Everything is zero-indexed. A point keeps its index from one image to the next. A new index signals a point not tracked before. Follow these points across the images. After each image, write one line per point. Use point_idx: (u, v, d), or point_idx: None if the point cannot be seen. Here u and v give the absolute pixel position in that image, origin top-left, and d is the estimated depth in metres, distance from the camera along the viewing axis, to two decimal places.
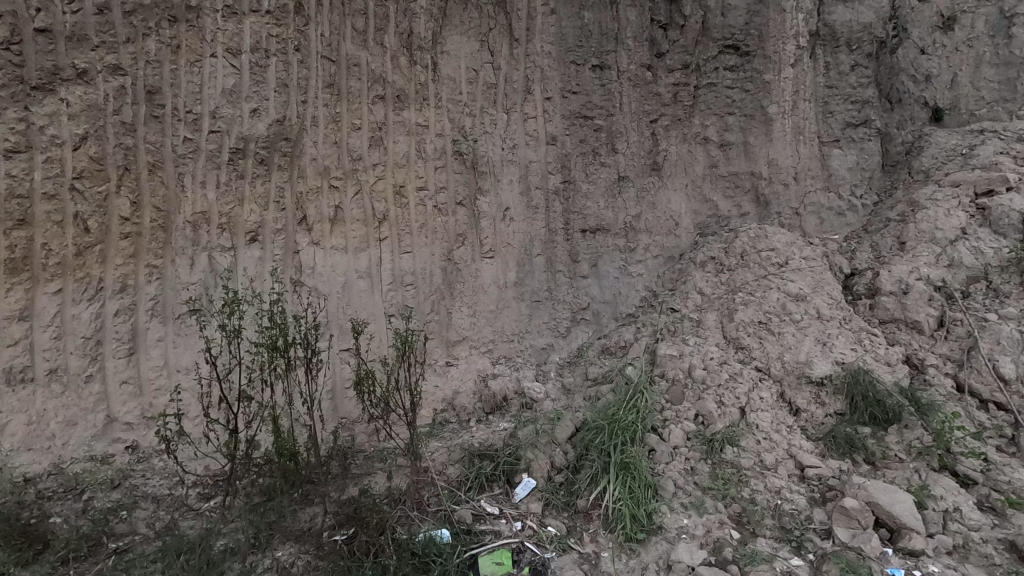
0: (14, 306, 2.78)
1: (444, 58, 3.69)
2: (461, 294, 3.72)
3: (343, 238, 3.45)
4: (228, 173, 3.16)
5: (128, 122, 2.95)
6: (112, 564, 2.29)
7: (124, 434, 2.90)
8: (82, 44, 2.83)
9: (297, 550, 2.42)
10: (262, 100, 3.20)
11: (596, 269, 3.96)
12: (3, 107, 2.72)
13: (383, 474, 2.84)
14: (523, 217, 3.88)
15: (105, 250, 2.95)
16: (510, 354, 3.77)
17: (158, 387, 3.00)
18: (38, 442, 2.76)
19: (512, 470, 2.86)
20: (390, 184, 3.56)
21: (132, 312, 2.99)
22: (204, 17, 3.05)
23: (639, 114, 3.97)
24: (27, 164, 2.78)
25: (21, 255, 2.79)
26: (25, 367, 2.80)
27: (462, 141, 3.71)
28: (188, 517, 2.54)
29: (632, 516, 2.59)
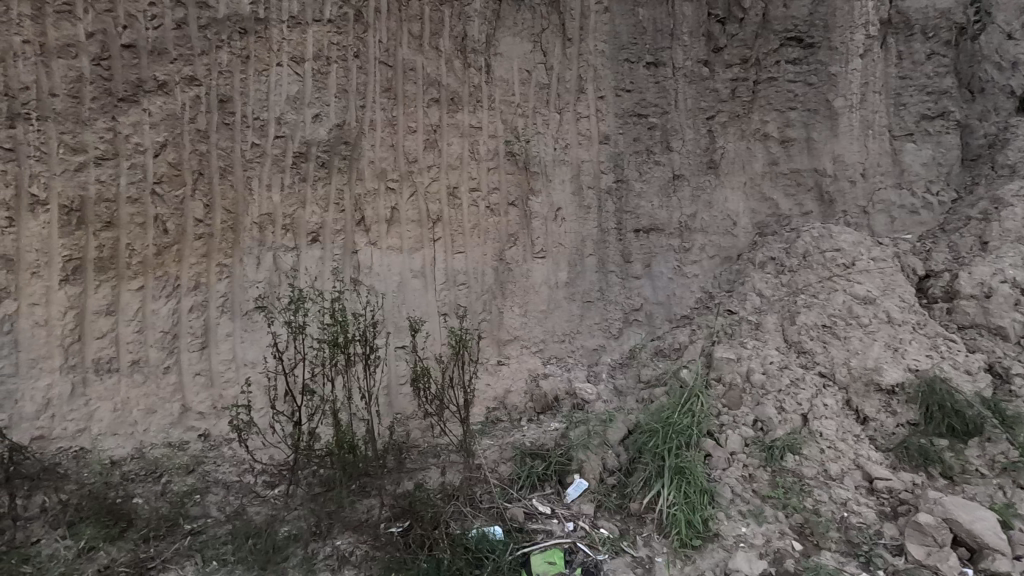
0: (101, 301, 3.00)
1: (497, 60, 3.73)
2: (513, 294, 3.75)
3: (399, 239, 3.54)
4: (292, 177, 3.31)
5: (203, 130, 3.13)
6: (188, 545, 2.44)
7: (197, 423, 3.08)
8: (162, 57, 3.03)
9: (356, 539, 2.50)
10: (323, 105, 3.33)
11: (649, 269, 3.89)
12: (94, 118, 2.94)
13: (437, 469, 2.91)
14: (575, 217, 3.86)
15: (182, 250, 3.14)
16: (561, 355, 3.77)
17: (227, 380, 3.18)
18: (121, 428, 2.96)
19: (564, 471, 2.85)
20: (444, 185, 3.63)
21: (205, 309, 3.18)
22: (271, 28, 3.21)
23: (695, 111, 3.89)
24: (114, 170, 2.99)
25: (108, 254, 3.00)
26: (111, 359, 3.01)
27: (515, 142, 3.75)
28: (254, 503, 2.68)
29: (687, 522, 2.54)
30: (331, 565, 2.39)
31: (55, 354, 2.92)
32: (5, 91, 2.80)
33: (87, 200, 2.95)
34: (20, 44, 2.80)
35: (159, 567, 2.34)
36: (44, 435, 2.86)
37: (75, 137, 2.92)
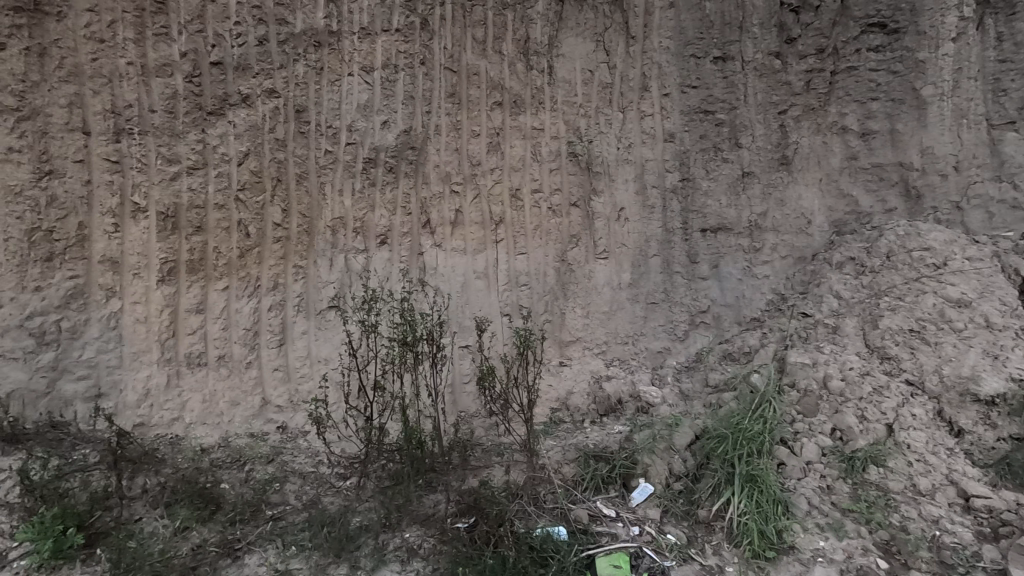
0: (192, 300, 3.23)
1: (559, 61, 3.72)
2: (575, 294, 3.74)
3: (463, 240, 3.63)
4: (362, 182, 3.45)
5: (281, 139, 3.32)
6: (269, 529, 2.58)
7: (276, 415, 3.28)
8: (245, 72, 3.24)
9: (423, 532, 2.57)
10: (391, 112, 3.46)
11: (717, 270, 3.77)
12: (186, 130, 3.18)
13: (501, 467, 2.94)
14: (639, 217, 3.79)
15: (262, 252, 3.34)
16: (624, 357, 3.72)
17: (303, 375, 3.37)
18: (210, 418, 3.20)
19: (629, 474, 2.82)
20: (506, 187, 3.68)
21: (282, 308, 3.37)
22: (344, 40, 3.37)
23: (765, 106, 3.73)
24: (204, 179, 3.23)
25: (198, 256, 3.24)
26: (200, 354, 3.25)
27: (577, 142, 3.73)
28: (328, 493, 2.81)
29: (759, 532, 2.47)
30: (400, 556, 2.47)
31: (153, 348, 3.18)
32: (111, 108, 3.09)
33: (181, 207, 3.20)
34: (125, 66, 3.08)
35: (245, 549, 2.49)
36: (144, 423, 3.12)
37: (170, 149, 3.17)
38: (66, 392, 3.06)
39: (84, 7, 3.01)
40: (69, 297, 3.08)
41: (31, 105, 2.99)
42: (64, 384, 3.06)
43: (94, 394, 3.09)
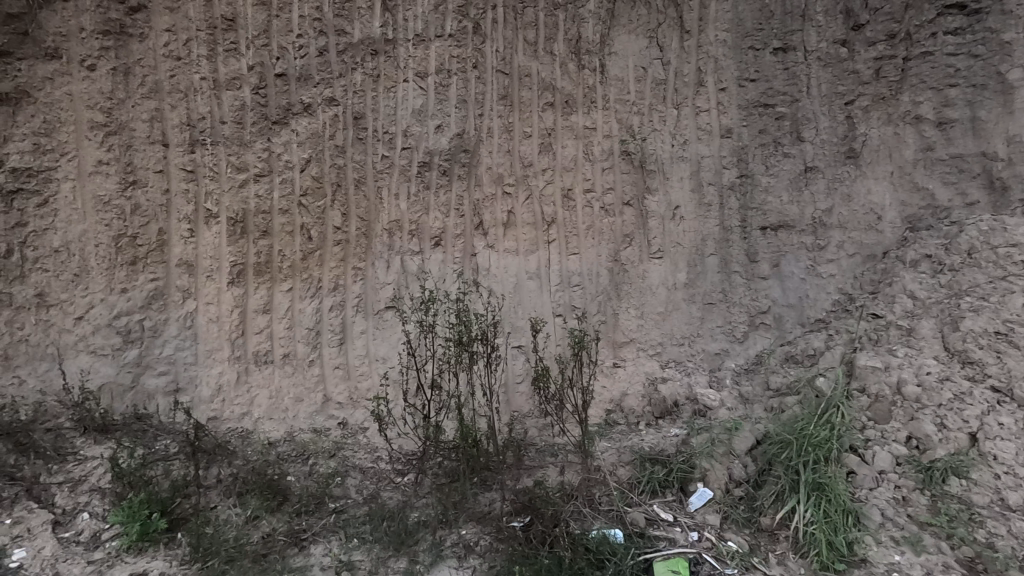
0: (259, 301, 3.40)
1: (612, 59, 3.68)
2: (629, 295, 3.69)
3: (515, 241, 3.66)
4: (417, 185, 3.54)
5: (340, 145, 3.45)
6: (333, 521, 2.68)
7: (337, 411, 3.41)
8: (307, 82, 3.39)
9: (480, 530, 2.61)
10: (445, 116, 3.54)
11: (778, 269, 3.63)
12: (253, 140, 3.36)
13: (555, 468, 2.95)
14: (695, 216, 3.70)
15: (323, 255, 3.48)
16: (680, 358, 3.64)
17: (362, 373, 3.48)
18: (276, 413, 3.36)
19: (687, 478, 2.76)
20: (559, 187, 3.68)
21: (342, 308, 3.50)
22: (399, 47, 3.47)
23: (830, 97, 3.56)
24: (269, 185, 3.39)
25: (265, 259, 3.40)
26: (267, 352, 3.41)
27: (630, 141, 3.68)
28: (388, 488, 2.89)
29: (828, 543, 2.39)
30: (457, 552, 2.52)
31: (225, 346, 3.37)
32: (187, 121, 3.29)
33: (248, 213, 3.37)
34: (198, 81, 3.29)
35: (310, 539, 2.60)
36: (217, 416, 3.31)
37: (239, 158, 3.35)
38: (148, 386, 3.28)
39: (163, 27, 3.23)
40: (151, 298, 3.31)
41: (117, 120, 3.23)
42: (147, 379, 3.28)
43: (173, 389, 3.31)
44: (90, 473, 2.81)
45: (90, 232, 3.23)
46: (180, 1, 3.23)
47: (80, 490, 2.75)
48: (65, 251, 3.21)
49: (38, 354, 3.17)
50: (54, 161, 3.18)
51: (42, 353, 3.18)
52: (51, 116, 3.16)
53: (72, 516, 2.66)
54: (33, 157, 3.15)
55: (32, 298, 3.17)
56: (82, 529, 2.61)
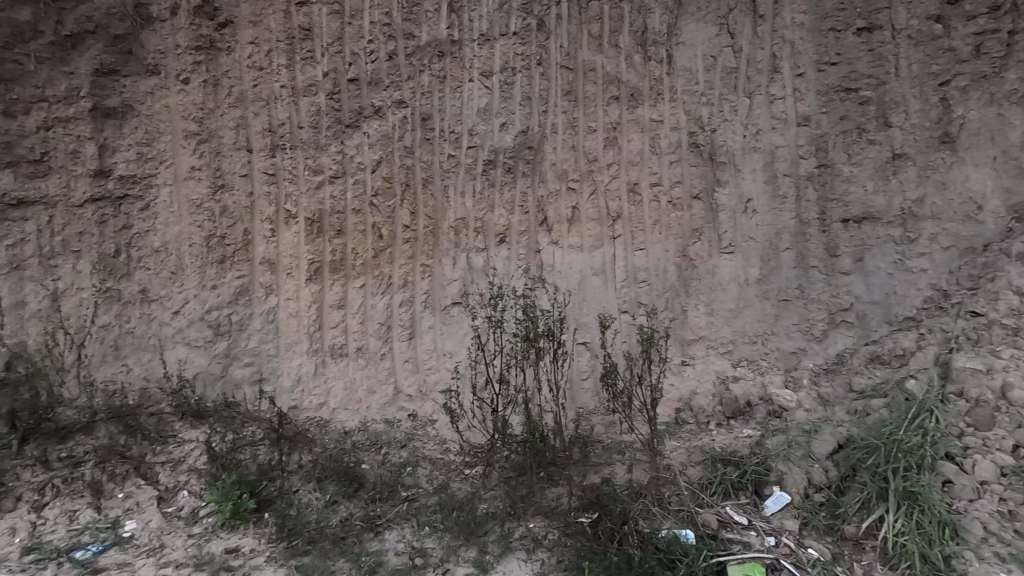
0: (335, 297, 3.57)
1: (680, 49, 3.57)
2: (697, 291, 3.59)
3: (580, 237, 3.64)
4: (483, 183, 3.60)
5: (409, 146, 3.56)
6: (405, 509, 2.77)
7: (407, 403, 3.53)
8: (378, 86, 3.52)
9: (548, 524, 2.62)
10: (509, 114, 3.58)
11: (862, 264, 3.41)
12: (328, 143, 3.52)
13: (623, 465, 2.92)
14: (769, 209, 3.54)
15: (393, 252, 3.60)
16: (752, 357, 3.50)
17: (430, 367, 3.59)
18: (351, 403, 3.52)
19: (761, 481, 2.67)
20: (624, 182, 3.62)
21: (411, 304, 3.61)
22: (465, 47, 3.54)
23: (922, 78, 3.32)
24: (343, 186, 3.54)
25: (339, 257, 3.57)
26: (341, 345, 3.58)
27: (699, 133, 3.57)
28: (456, 479, 2.97)
29: (921, 556, 2.29)
30: (526, 545, 2.54)
31: (304, 340, 3.56)
32: (269, 127, 3.50)
33: (324, 213, 3.54)
34: (279, 89, 3.49)
35: (385, 525, 2.69)
36: (297, 405, 3.50)
37: (315, 161, 3.53)
38: (236, 376, 3.52)
39: (247, 40, 3.45)
40: (238, 294, 3.54)
41: (208, 129, 3.48)
42: (235, 369, 3.53)
43: (258, 378, 3.53)
44: (187, 455, 3.05)
45: (185, 233, 3.49)
46: (262, 14, 3.44)
47: (179, 470, 2.98)
48: (164, 250, 3.49)
49: (141, 344, 3.47)
50: (154, 169, 3.47)
51: (145, 344, 3.47)
52: (151, 128, 3.45)
53: (173, 493, 2.89)
54: (137, 165, 3.44)
55: (136, 294, 3.46)
56: (183, 505, 2.83)
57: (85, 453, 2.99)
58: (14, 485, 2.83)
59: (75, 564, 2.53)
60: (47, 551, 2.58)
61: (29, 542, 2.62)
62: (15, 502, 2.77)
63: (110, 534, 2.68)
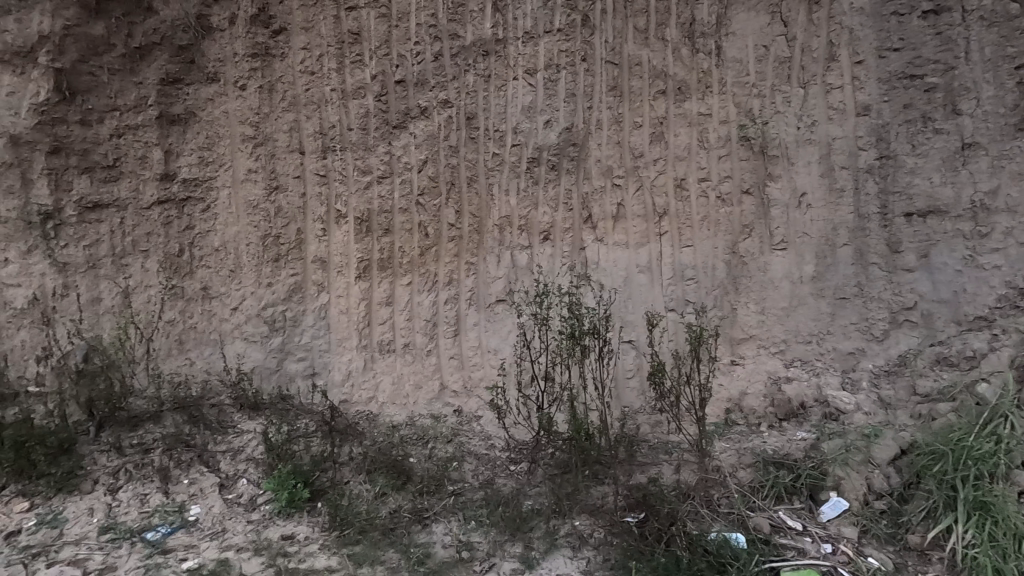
0: (383, 294, 3.66)
1: (729, 39, 3.47)
2: (747, 289, 3.48)
3: (625, 234, 3.60)
4: (527, 181, 3.61)
5: (454, 145, 3.61)
6: (452, 503, 2.81)
7: (452, 399, 3.59)
8: (424, 87, 3.58)
9: (593, 522, 2.61)
10: (554, 111, 3.57)
11: (927, 260, 3.25)
12: (376, 144, 3.61)
13: (670, 466, 2.88)
14: (825, 203, 3.40)
15: (439, 250, 3.66)
16: (806, 358, 3.38)
17: (475, 363, 3.64)
18: (398, 398, 3.60)
19: (817, 486, 2.59)
20: (670, 178, 3.55)
21: (456, 302, 3.67)
22: (509, 46, 3.56)
23: (996, 61, 3.13)
24: (391, 186, 3.63)
25: (387, 255, 3.65)
26: (389, 341, 3.66)
27: (750, 126, 3.46)
28: (501, 475, 2.99)
29: (995, 571, 2.16)
30: (571, 543, 2.54)
31: (353, 335, 3.67)
32: (320, 130, 3.62)
33: (372, 212, 3.63)
34: (330, 92, 3.60)
35: (432, 518, 2.74)
36: (347, 399, 3.61)
37: (364, 161, 3.62)
38: (290, 370, 3.66)
39: (300, 46, 3.57)
40: (291, 291, 3.68)
41: (264, 132, 3.62)
42: (289, 364, 3.67)
43: (310, 373, 3.67)
44: (246, 445, 3.20)
45: (242, 233, 3.66)
46: (314, 20, 3.55)
47: (239, 459, 3.13)
48: (223, 250, 3.66)
49: (204, 339, 3.66)
50: (214, 172, 3.64)
51: (207, 338, 3.66)
52: (211, 133, 3.62)
53: (233, 480, 3.02)
54: (198, 168, 3.63)
55: (198, 291, 3.65)
56: (242, 492, 2.96)
57: (154, 440, 3.19)
58: (91, 469, 3.02)
59: (147, 544, 2.65)
60: (122, 531, 2.71)
61: (105, 522, 2.76)
62: (92, 484, 2.95)
63: (178, 517, 2.81)
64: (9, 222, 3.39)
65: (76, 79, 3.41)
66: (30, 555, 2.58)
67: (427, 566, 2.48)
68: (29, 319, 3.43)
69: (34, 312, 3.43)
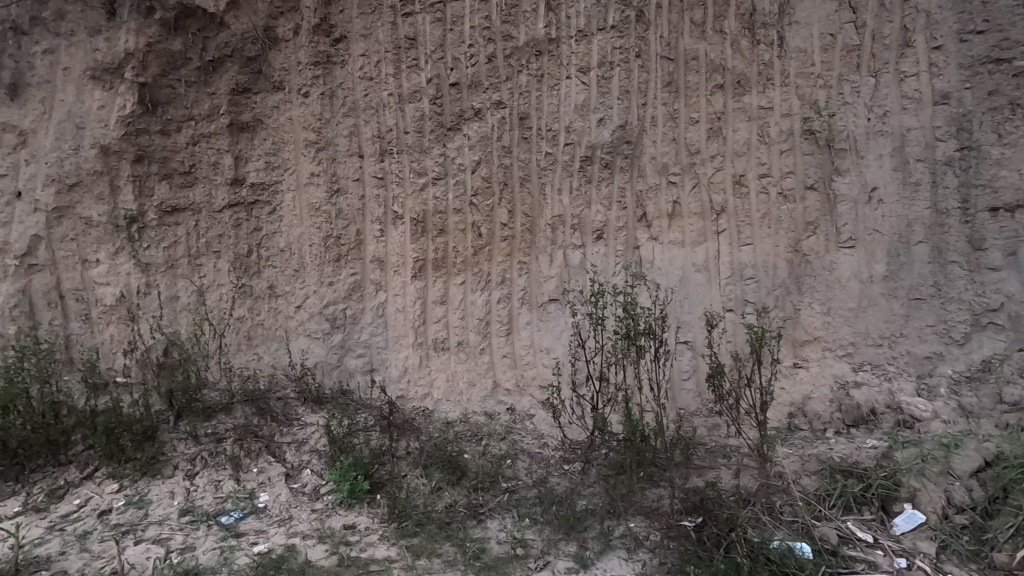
0: (437, 293, 3.74)
1: (793, 29, 3.34)
2: (812, 289, 3.34)
3: (681, 232, 3.52)
4: (580, 179, 3.60)
5: (507, 146, 3.64)
6: (507, 500, 2.85)
7: (505, 397, 3.63)
8: (477, 88, 3.63)
9: (649, 524, 2.58)
10: (607, 109, 3.54)
11: (1014, 259, 3.03)
12: (431, 146, 3.69)
13: (729, 470, 2.81)
14: (898, 198, 3.22)
15: (492, 250, 3.71)
16: (877, 361, 3.20)
17: (528, 362, 3.66)
18: (452, 395, 3.67)
19: (889, 497, 2.46)
20: (729, 174, 3.45)
21: (509, 300, 3.70)
22: (562, 45, 3.56)
23: None
24: (446, 187, 3.70)
25: (441, 255, 3.73)
26: (443, 339, 3.74)
27: (815, 118, 3.31)
28: (555, 474, 3.00)
29: None
30: (626, 544, 2.52)
31: (409, 333, 3.77)
32: (378, 134, 3.73)
33: (427, 213, 3.72)
34: (387, 97, 3.70)
35: (487, 514, 2.79)
36: (404, 395, 3.71)
37: (419, 163, 3.71)
38: (349, 366, 3.80)
39: (359, 53, 3.70)
40: (351, 290, 3.82)
41: (326, 138, 3.77)
42: (349, 360, 3.81)
43: (369, 368, 3.79)
44: (309, 437, 3.34)
45: (306, 234, 3.83)
46: (372, 28, 3.67)
47: (303, 450, 3.27)
48: (288, 250, 3.85)
49: (271, 335, 3.85)
50: (280, 176, 3.83)
51: (274, 334, 3.85)
52: (277, 139, 3.81)
53: (298, 471, 3.16)
54: (265, 173, 3.82)
55: (265, 290, 3.85)
56: (306, 482, 3.09)
57: (226, 430, 3.39)
58: (171, 455, 3.24)
59: (222, 527, 2.82)
60: (200, 514, 2.89)
61: (184, 505, 2.95)
62: (172, 469, 3.16)
63: (248, 504, 2.97)
64: (100, 225, 3.67)
65: (157, 91, 3.66)
66: (120, 532, 2.78)
67: (483, 561, 2.52)
68: (117, 315, 3.70)
69: (121, 308, 3.69)
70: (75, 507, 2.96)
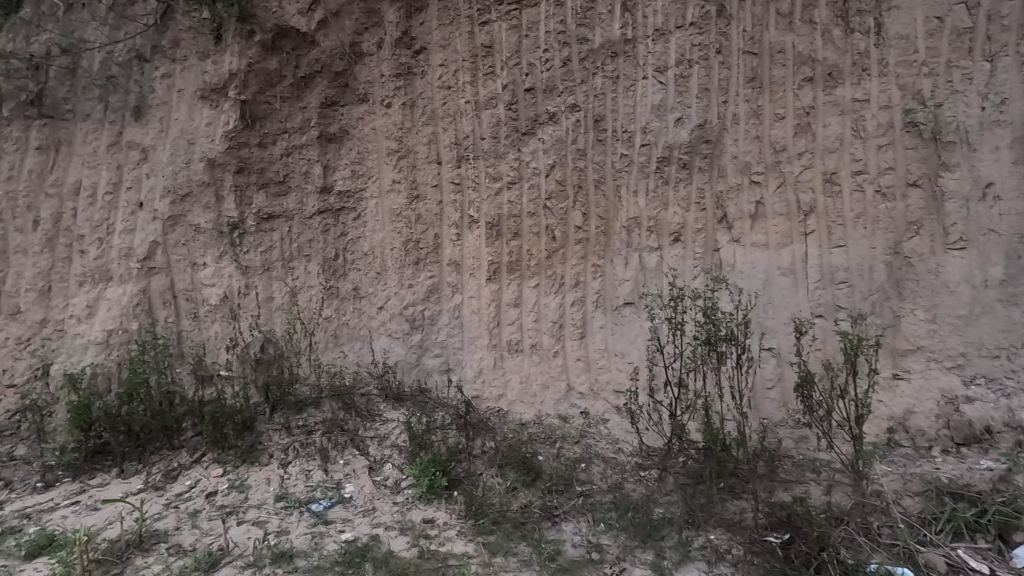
0: (512, 295, 3.80)
1: (892, 14, 3.11)
2: (915, 294, 3.08)
3: (765, 234, 3.37)
4: (656, 181, 3.53)
5: (582, 148, 3.64)
6: (581, 503, 2.84)
7: (578, 401, 3.61)
8: (552, 92, 3.66)
9: (730, 538, 2.49)
10: (685, 108, 3.45)
11: None
12: (507, 151, 3.76)
13: (819, 486, 2.65)
14: (1018, 194, 2.91)
15: (565, 253, 3.71)
16: (993, 374, 2.91)
17: (602, 366, 3.63)
18: (526, 397, 3.71)
19: (1009, 525, 2.23)
20: (819, 172, 3.26)
21: (583, 303, 3.69)
22: (639, 45, 3.51)
23: None
24: (521, 191, 3.75)
25: (516, 258, 3.79)
26: (517, 341, 3.79)
27: (919, 109, 3.06)
28: (630, 480, 2.96)
29: None
30: (707, 556, 2.44)
31: (484, 335, 3.85)
32: (456, 140, 3.85)
33: (502, 217, 3.79)
34: (464, 104, 3.81)
35: (562, 515, 2.79)
36: (478, 395, 3.79)
37: (495, 168, 3.79)
38: (428, 365, 3.94)
39: (438, 63, 3.84)
40: (429, 292, 3.96)
41: (406, 146, 3.94)
42: (427, 359, 3.95)
43: (446, 368, 3.91)
44: (391, 433, 3.50)
45: (387, 239, 4.01)
46: (451, 38, 3.80)
47: (385, 444, 3.43)
48: (371, 254, 4.05)
49: (355, 334, 4.07)
50: (364, 184, 4.04)
51: (358, 334, 4.06)
52: (362, 149, 4.02)
53: (380, 464, 3.31)
54: (351, 181, 4.04)
55: (350, 291, 4.07)
56: (388, 475, 3.23)
57: (315, 423, 3.62)
58: (267, 444, 3.49)
59: (313, 514, 3.00)
60: (293, 501, 3.09)
61: (279, 491, 3.17)
62: (269, 457, 3.41)
63: (335, 493, 3.14)
64: (207, 232, 4.03)
65: (256, 108, 3.98)
66: (225, 512, 3.03)
67: (558, 562, 2.52)
68: (220, 314, 4.04)
69: (224, 308, 4.03)
70: (187, 487, 3.25)
